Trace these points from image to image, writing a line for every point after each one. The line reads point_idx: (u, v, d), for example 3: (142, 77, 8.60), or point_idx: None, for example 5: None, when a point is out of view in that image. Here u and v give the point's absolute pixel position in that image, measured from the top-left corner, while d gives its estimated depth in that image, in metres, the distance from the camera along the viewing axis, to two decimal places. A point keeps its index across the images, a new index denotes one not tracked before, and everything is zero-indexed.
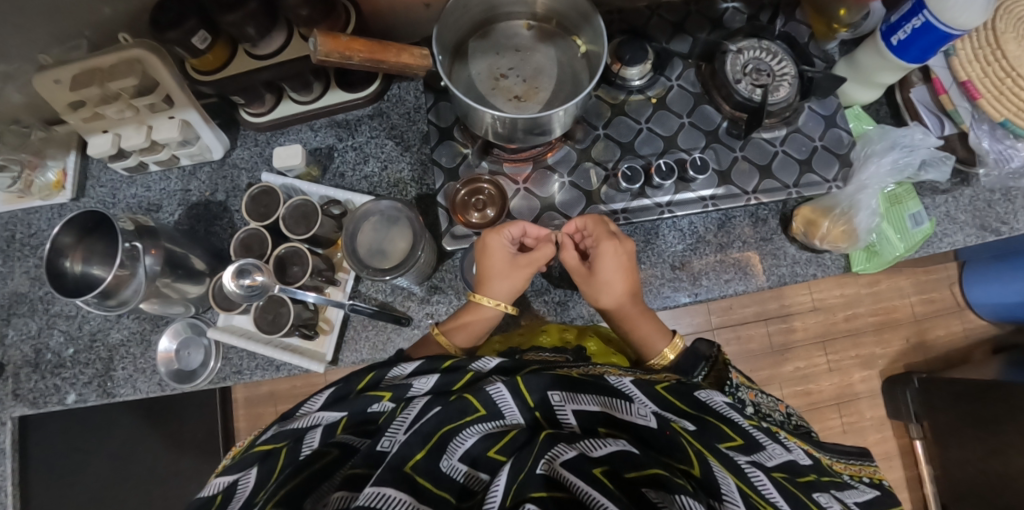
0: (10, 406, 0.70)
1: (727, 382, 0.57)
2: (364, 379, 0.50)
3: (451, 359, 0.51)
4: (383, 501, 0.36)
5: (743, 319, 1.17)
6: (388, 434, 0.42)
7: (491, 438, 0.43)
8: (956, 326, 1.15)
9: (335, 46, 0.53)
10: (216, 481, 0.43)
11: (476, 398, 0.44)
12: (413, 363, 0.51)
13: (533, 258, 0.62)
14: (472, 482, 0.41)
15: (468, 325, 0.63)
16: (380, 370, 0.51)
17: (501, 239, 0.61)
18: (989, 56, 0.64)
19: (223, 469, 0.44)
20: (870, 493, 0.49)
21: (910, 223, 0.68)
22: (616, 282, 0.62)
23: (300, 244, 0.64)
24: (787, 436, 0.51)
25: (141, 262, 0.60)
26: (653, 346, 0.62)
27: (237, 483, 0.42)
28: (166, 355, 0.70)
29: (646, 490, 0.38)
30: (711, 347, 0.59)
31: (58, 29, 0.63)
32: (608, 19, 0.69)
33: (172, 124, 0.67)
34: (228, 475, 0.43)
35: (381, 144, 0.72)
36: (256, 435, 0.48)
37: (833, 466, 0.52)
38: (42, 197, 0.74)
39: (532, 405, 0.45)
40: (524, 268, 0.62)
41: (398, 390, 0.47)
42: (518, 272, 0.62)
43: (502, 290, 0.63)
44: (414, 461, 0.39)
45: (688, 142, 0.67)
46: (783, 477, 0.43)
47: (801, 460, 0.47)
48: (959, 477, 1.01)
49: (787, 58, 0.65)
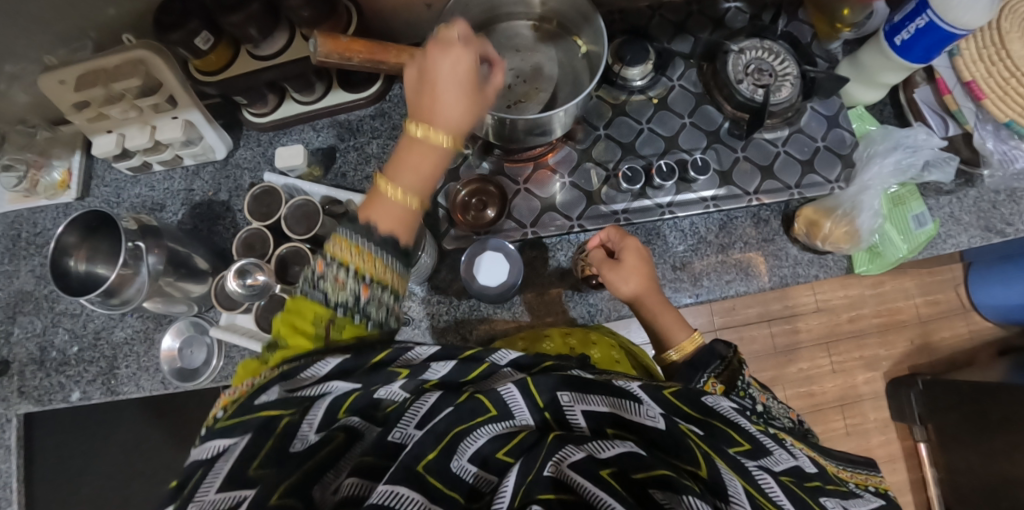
0: (16, 403, 0.71)
1: (738, 385, 0.56)
2: (380, 354, 0.47)
3: (471, 350, 0.50)
4: (396, 499, 0.37)
5: (746, 320, 1.14)
6: (399, 425, 0.42)
7: (500, 439, 0.43)
8: (961, 328, 1.15)
9: (335, 47, 0.53)
10: (210, 442, 0.40)
11: (488, 397, 0.44)
12: (432, 346, 0.50)
13: (491, 88, 0.55)
14: (481, 483, 0.41)
15: (413, 160, 0.51)
16: (396, 349, 0.49)
17: (471, 61, 0.50)
18: (993, 57, 0.64)
19: (217, 425, 0.41)
20: (874, 502, 0.48)
21: (912, 224, 0.68)
22: (626, 270, 0.61)
23: (302, 244, 0.65)
24: (793, 442, 0.50)
25: (144, 261, 0.60)
26: (671, 334, 0.61)
27: (231, 448, 0.39)
28: (168, 354, 0.69)
29: (652, 491, 0.38)
30: (727, 348, 0.58)
31: (63, 30, 0.64)
32: (609, 19, 0.69)
33: (176, 124, 0.67)
34: (225, 437, 0.40)
35: (383, 144, 0.73)
36: (256, 385, 0.44)
37: (838, 474, 0.51)
38: (47, 196, 0.74)
39: (541, 405, 0.44)
40: (478, 91, 0.52)
41: (415, 368, 0.47)
42: (470, 94, 0.52)
43: (446, 117, 0.51)
44: (426, 461, 0.39)
45: (689, 142, 0.67)
46: (790, 481, 0.43)
47: (807, 466, 0.47)
48: (965, 480, 1.00)
49: (789, 58, 0.65)
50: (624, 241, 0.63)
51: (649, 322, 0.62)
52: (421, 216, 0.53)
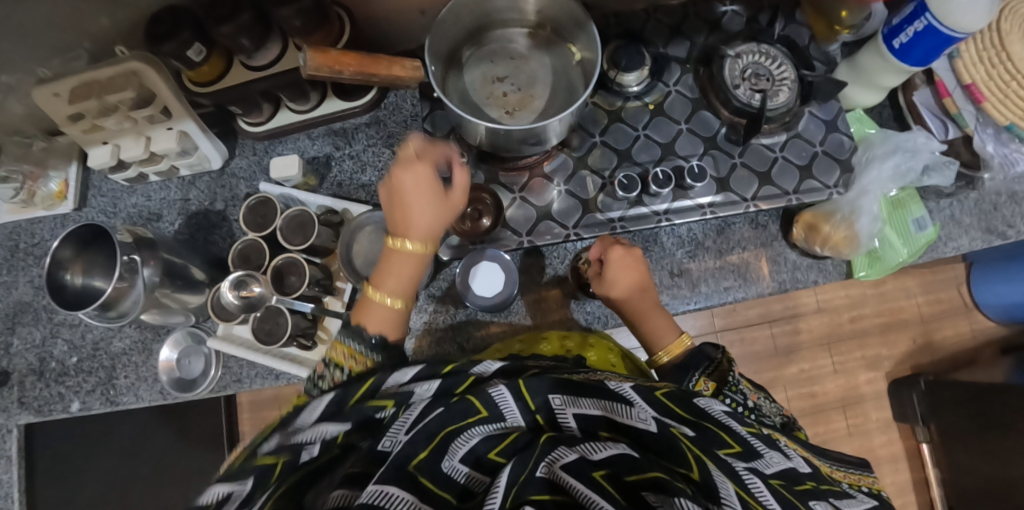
0: (16, 414, 0.71)
1: (729, 381, 0.56)
2: (366, 386, 0.49)
3: (452, 364, 0.50)
4: (386, 498, 0.36)
5: (748, 321, 1.15)
6: (389, 434, 0.42)
7: (492, 439, 0.43)
8: (964, 327, 1.14)
9: (325, 60, 0.53)
10: (213, 489, 0.40)
11: (478, 399, 0.44)
12: (413, 368, 0.50)
13: (456, 191, 0.59)
14: (474, 484, 0.41)
15: (393, 268, 0.58)
16: (380, 377, 0.50)
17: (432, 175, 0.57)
18: (994, 59, 0.62)
19: (220, 476, 0.42)
20: (867, 503, 0.48)
21: (912, 227, 0.67)
22: (619, 270, 0.61)
23: (297, 254, 0.64)
24: (787, 443, 0.50)
25: (140, 274, 0.60)
26: (660, 336, 0.62)
27: (232, 493, 0.39)
28: (166, 365, 0.70)
29: (644, 493, 0.38)
30: (716, 350, 0.59)
31: (57, 42, 0.63)
32: (604, 24, 0.68)
33: (170, 135, 0.67)
34: (226, 484, 0.40)
35: (379, 152, 0.72)
36: (258, 442, 0.46)
37: (832, 474, 0.51)
38: (44, 207, 0.74)
39: (533, 408, 0.44)
40: (446, 201, 0.58)
41: (400, 397, 0.47)
42: (439, 205, 0.58)
43: (419, 228, 0.57)
44: (418, 460, 0.39)
45: (686, 148, 0.66)
46: (781, 484, 0.42)
47: (800, 467, 0.46)
48: (970, 481, 0.99)
49: (786, 62, 0.65)
50: (610, 252, 0.62)
51: (638, 323, 0.63)
52: (408, 315, 0.59)
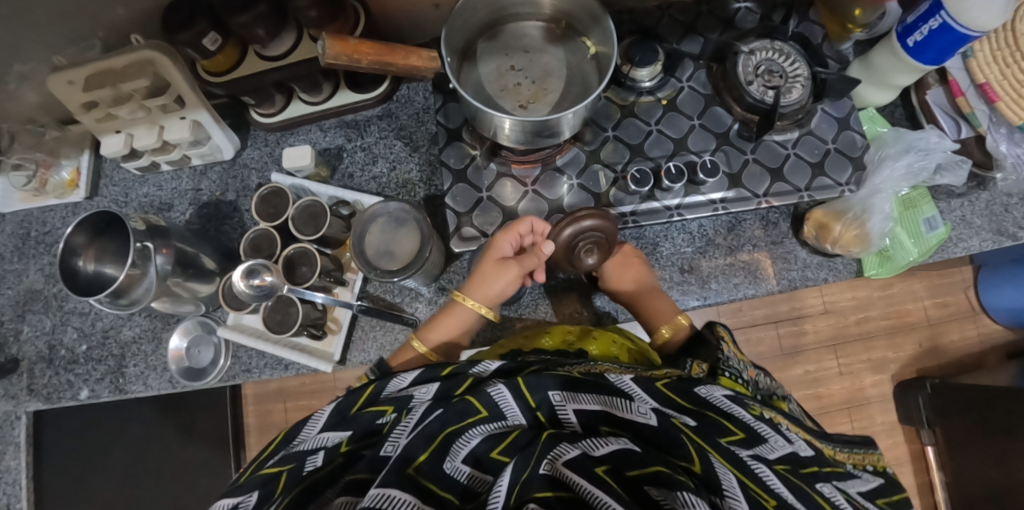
0: (24, 401, 0.71)
1: (721, 359, 0.55)
2: (366, 392, 0.49)
3: (451, 366, 0.50)
4: (387, 502, 0.36)
5: (754, 322, 1.13)
6: (390, 439, 0.43)
7: (493, 439, 0.42)
8: (971, 330, 1.14)
9: (343, 49, 0.53)
10: (219, 503, 0.41)
11: (478, 399, 0.44)
12: (411, 372, 0.51)
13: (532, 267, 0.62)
14: (477, 484, 0.41)
15: (443, 323, 0.64)
16: (379, 383, 0.50)
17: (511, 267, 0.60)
18: (1008, 58, 0.64)
19: (226, 491, 0.43)
20: (873, 482, 0.48)
21: (923, 227, 0.67)
22: (614, 270, 0.65)
23: (309, 244, 0.65)
24: (788, 426, 0.49)
25: (153, 261, 0.60)
26: (663, 316, 0.65)
27: (238, 505, 0.40)
28: (176, 354, 0.71)
29: (647, 488, 0.37)
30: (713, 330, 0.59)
31: (72, 30, 0.64)
32: (618, 20, 0.69)
33: (184, 125, 0.67)
34: (231, 496, 0.41)
35: (390, 144, 0.73)
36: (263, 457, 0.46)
37: (835, 456, 0.51)
38: (56, 196, 0.75)
39: (533, 405, 0.44)
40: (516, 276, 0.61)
41: (399, 402, 0.47)
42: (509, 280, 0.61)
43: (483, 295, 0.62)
44: (418, 463, 0.39)
45: (697, 145, 0.66)
46: (785, 469, 0.42)
47: (804, 451, 0.45)
48: (975, 485, 0.99)
49: (799, 59, 0.64)
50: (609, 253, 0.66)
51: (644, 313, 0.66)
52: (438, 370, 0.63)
